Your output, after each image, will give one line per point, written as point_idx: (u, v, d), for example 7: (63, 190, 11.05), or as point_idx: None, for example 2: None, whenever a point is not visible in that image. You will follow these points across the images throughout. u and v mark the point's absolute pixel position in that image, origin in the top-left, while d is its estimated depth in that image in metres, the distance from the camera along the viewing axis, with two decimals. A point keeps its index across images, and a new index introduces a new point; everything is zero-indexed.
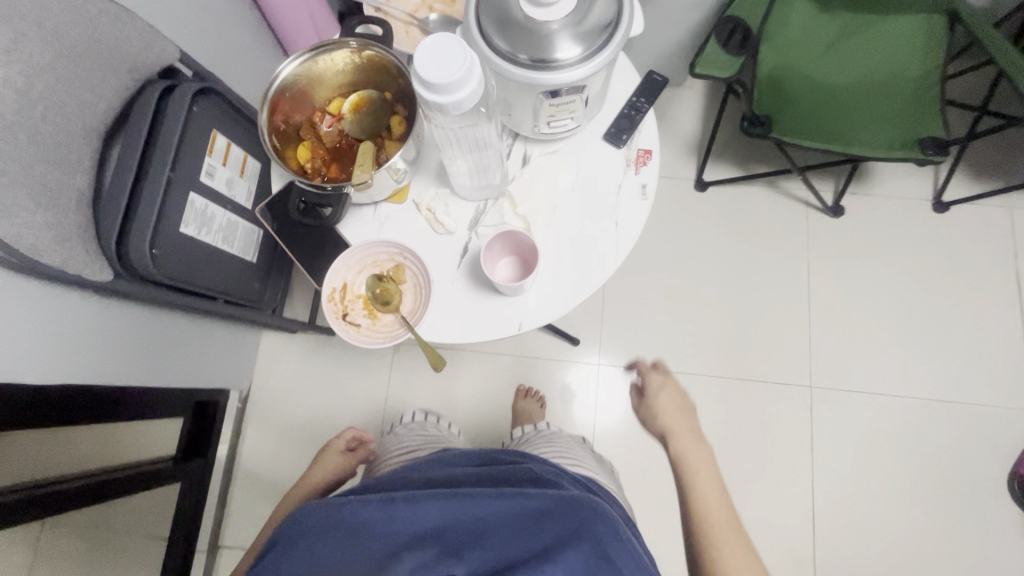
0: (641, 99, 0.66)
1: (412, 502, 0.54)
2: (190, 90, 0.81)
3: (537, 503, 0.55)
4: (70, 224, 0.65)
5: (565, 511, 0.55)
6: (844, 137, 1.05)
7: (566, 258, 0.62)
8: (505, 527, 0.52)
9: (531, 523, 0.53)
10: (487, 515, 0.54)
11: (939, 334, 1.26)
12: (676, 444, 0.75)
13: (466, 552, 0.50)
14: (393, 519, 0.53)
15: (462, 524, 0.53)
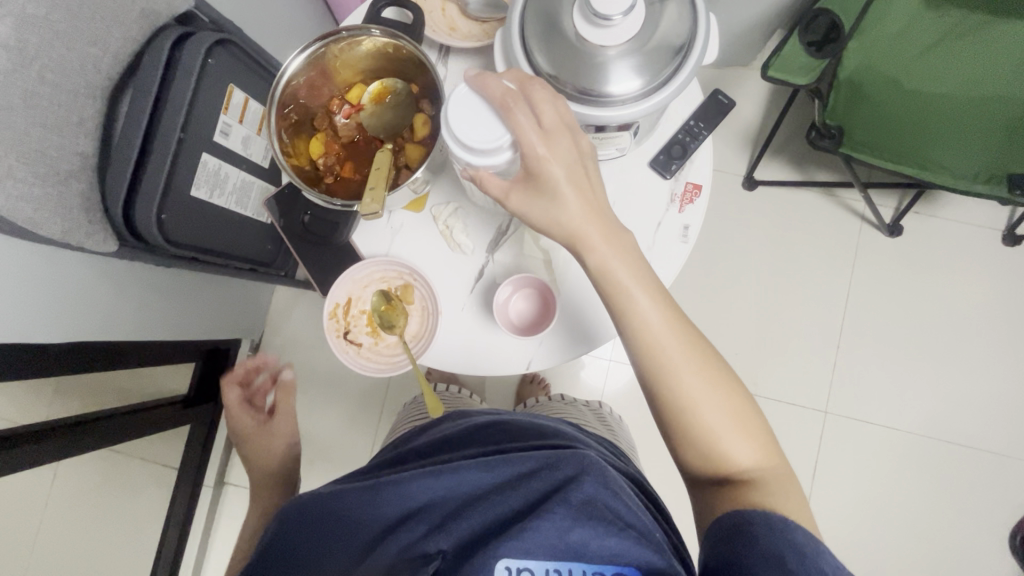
0: (699, 124, 0.58)
1: (392, 484, 0.49)
2: (206, 41, 0.73)
3: (521, 463, 0.49)
4: (69, 192, 0.61)
5: (555, 466, 0.48)
6: (923, 158, 0.93)
7: (585, 297, 0.59)
8: (493, 491, 0.48)
9: (518, 487, 0.48)
10: (472, 484, 0.49)
11: (976, 375, 1.19)
12: (595, 257, 0.50)
13: (452, 525, 0.47)
14: (375, 503, 0.49)
15: (447, 493, 0.49)
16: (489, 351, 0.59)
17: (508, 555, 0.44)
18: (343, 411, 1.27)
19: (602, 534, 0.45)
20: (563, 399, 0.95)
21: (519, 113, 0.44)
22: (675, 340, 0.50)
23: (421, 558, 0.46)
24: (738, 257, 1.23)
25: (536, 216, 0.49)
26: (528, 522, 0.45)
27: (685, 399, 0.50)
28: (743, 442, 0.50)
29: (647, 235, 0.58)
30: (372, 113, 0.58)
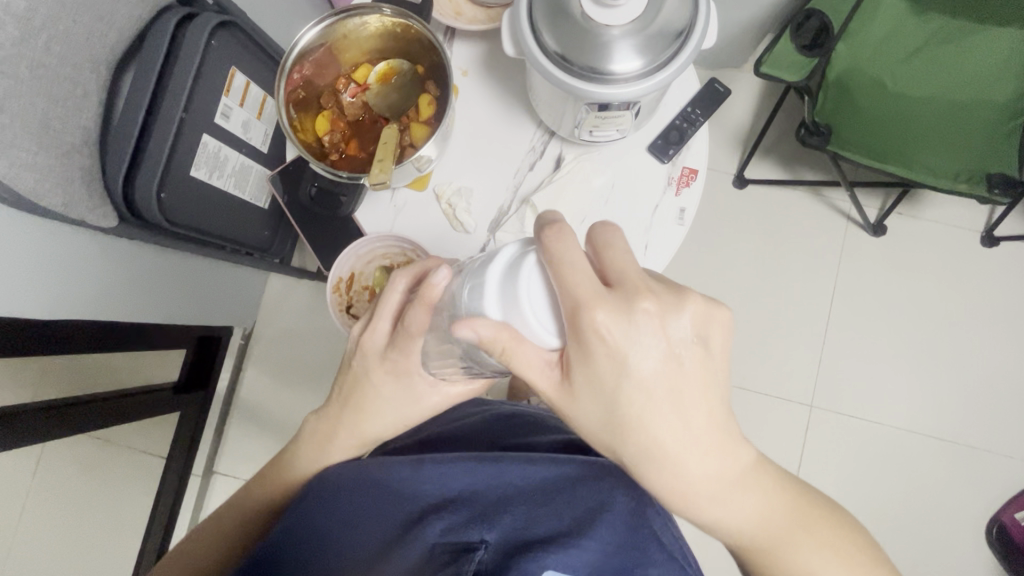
0: (695, 111, 0.60)
1: (437, 462, 0.50)
2: (210, 22, 0.73)
3: (564, 469, 0.50)
4: (71, 165, 0.62)
5: (597, 481, 0.49)
6: (908, 157, 0.96)
7: None
8: (536, 492, 0.47)
9: (562, 492, 0.47)
10: (516, 482, 0.48)
11: (956, 373, 1.23)
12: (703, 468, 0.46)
13: (498, 517, 0.45)
14: (420, 481, 0.49)
15: (490, 485, 0.48)
16: None
17: (554, 566, 0.41)
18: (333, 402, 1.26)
19: (646, 559, 0.44)
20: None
21: (584, 277, 0.38)
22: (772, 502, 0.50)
23: (462, 548, 0.44)
24: (728, 254, 1.26)
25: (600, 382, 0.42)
26: (575, 538, 0.43)
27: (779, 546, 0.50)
28: None
29: (644, 218, 0.60)
30: (377, 93, 0.59)
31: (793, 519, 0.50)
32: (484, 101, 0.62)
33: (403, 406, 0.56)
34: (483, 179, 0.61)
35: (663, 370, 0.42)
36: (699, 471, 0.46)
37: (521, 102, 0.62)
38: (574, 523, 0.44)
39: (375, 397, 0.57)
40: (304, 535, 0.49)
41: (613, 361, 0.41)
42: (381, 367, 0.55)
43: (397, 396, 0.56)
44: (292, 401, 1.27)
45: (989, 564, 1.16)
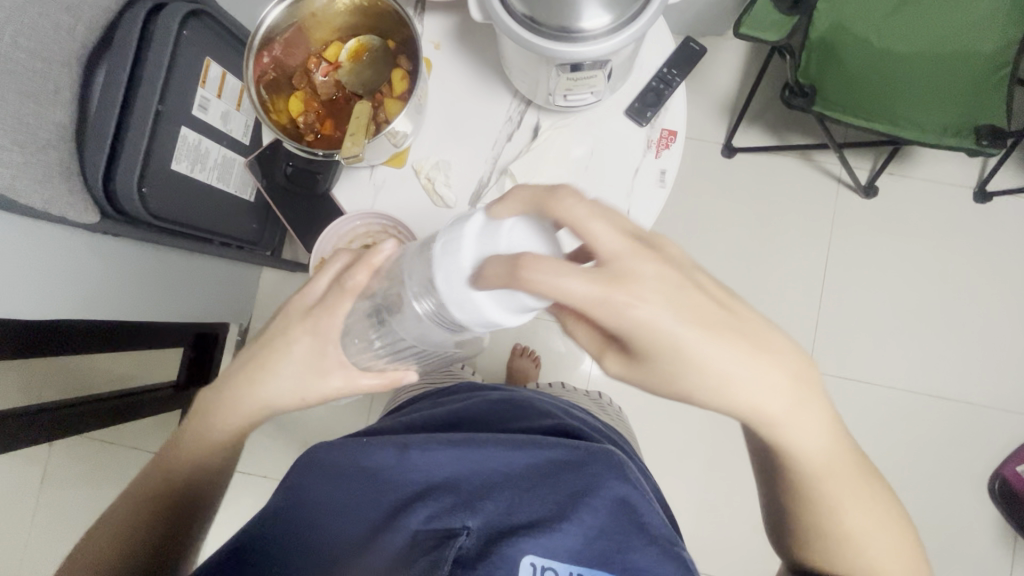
0: (672, 71, 0.60)
1: (421, 448, 0.46)
2: (181, 11, 0.73)
3: (552, 453, 0.47)
4: (49, 162, 0.62)
5: (585, 466, 0.46)
6: (895, 114, 0.95)
7: None
8: (523, 477, 0.46)
9: (549, 478, 0.45)
10: (502, 466, 0.46)
11: (953, 330, 1.23)
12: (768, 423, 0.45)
13: (480, 503, 0.44)
14: (402, 466, 0.46)
15: (475, 470, 0.46)
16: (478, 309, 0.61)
17: (533, 551, 0.41)
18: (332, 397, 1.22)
19: (629, 545, 0.42)
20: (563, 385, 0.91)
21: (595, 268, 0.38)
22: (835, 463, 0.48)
23: (444, 534, 0.42)
24: (720, 224, 1.25)
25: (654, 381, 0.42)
26: (557, 523, 0.42)
27: (833, 491, 0.48)
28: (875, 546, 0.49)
29: (626, 181, 0.60)
30: (349, 71, 0.58)
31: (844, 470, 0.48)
32: (458, 74, 0.61)
33: (332, 364, 0.56)
34: (463, 153, 0.61)
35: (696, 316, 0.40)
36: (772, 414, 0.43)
37: (497, 73, 0.61)
38: (558, 509, 0.43)
39: (275, 365, 0.57)
40: (278, 523, 0.46)
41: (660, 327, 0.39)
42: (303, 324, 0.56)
43: (303, 368, 0.56)
44: None
45: (992, 517, 1.17)
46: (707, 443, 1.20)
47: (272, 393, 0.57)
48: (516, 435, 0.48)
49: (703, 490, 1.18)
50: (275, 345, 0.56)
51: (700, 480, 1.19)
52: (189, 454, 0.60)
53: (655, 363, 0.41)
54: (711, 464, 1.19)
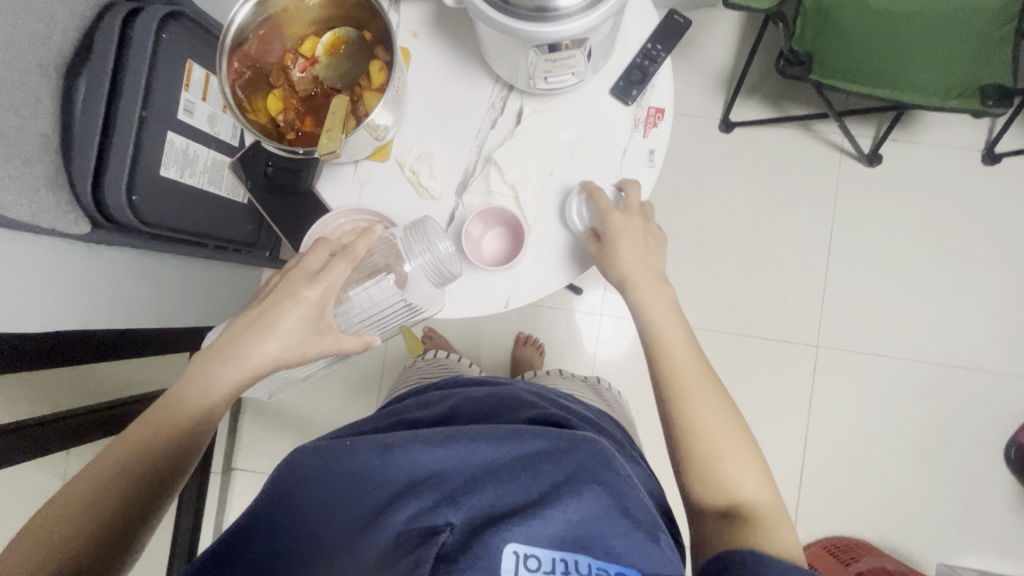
0: (657, 47, 0.60)
1: (404, 448, 0.46)
2: (158, 14, 0.72)
3: (536, 443, 0.47)
4: (35, 174, 0.61)
5: (567, 454, 0.46)
6: (896, 78, 0.92)
7: (552, 229, 0.61)
8: (505, 469, 0.45)
9: (531, 468, 0.45)
10: (485, 460, 0.46)
11: (964, 297, 1.20)
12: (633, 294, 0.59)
13: (463, 498, 0.44)
14: (385, 465, 0.46)
15: (458, 465, 0.46)
16: (463, 294, 0.62)
17: (515, 539, 0.41)
18: (339, 393, 1.23)
19: (612, 532, 0.43)
20: (560, 373, 0.91)
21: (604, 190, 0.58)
22: (695, 370, 0.56)
23: (428, 531, 0.42)
24: (722, 201, 1.23)
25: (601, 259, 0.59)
26: (539, 510, 0.42)
27: (686, 386, 0.55)
28: (743, 468, 0.52)
29: (614, 162, 0.60)
30: (326, 65, 0.57)
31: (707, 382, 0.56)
32: (437, 62, 0.61)
33: (319, 350, 0.57)
34: (445, 143, 0.61)
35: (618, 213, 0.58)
36: (655, 299, 0.59)
37: (476, 59, 0.60)
38: (540, 498, 0.43)
39: (274, 321, 0.55)
40: (261, 530, 0.45)
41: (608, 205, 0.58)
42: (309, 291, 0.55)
43: (303, 323, 0.56)
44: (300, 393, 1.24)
45: (1010, 484, 1.15)
46: None
47: (269, 353, 0.56)
48: (499, 426, 0.48)
49: None
50: (273, 306, 0.56)
51: None
52: (182, 413, 0.56)
53: (613, 245, 0.58)
54: None
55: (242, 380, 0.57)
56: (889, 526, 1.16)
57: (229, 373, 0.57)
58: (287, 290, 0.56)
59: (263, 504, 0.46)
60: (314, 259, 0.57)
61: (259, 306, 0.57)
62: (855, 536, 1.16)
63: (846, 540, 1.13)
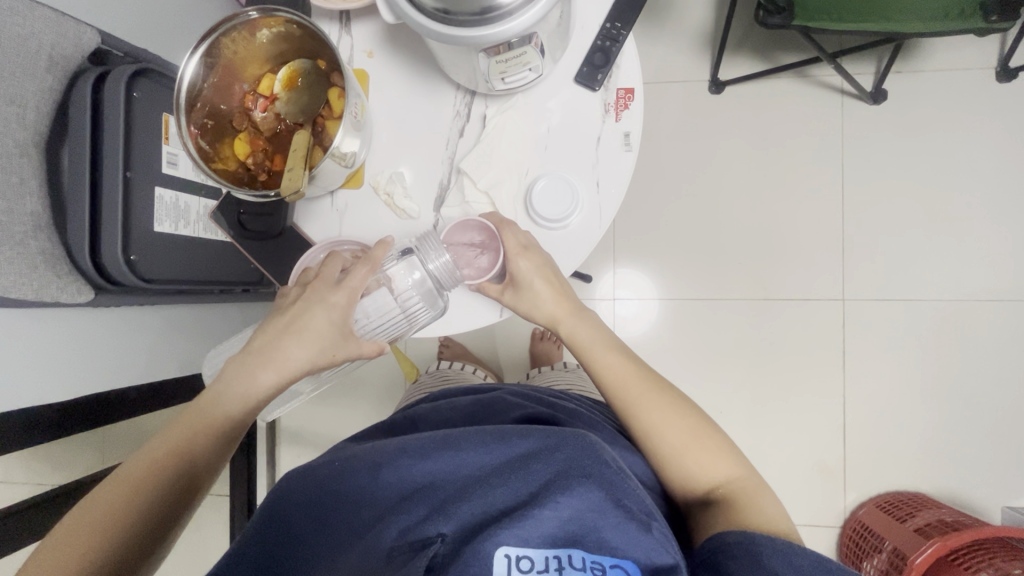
0: (616, 25, 0.58)
1: (392, 465, 0.46)
2: (125, 74, 0.72)
3: (524, 444, 0.46)
4: (30, 252, 0.63)
5: (558, 450, 0.45)
6: (888, 9, 0.87)
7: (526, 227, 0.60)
8: (494, 473, 0.45)
9: (519, 469, 0.44)
10: (473, 465, 0.45)
11: (997, 227, 1.13)
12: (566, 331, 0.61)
13: (454, 507, 0.43)
14: (376, 483, 0.45)
15: (450, 474, 0.45)
16: (466, 310, 0.64)
17: (506, 542, 0.40)
18: (366, 411, 1.23)
19: (605, 525, 0.42)
20: (565, 368, 0.90)
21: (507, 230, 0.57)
22: (643, 387, 0.57)
23: (419, 543, 0.42)
24: (722, 165, 1.19)
25: (523, 306, 0.60)
26: (529, 510, 0.41)
27: (636, 401, 0.57)
28: (715, 460, 0.54)
29: (589, 153, 0.59)
30: (286, 101, 0.57)
31: (658, 389, 0.57)
32: (395, 78, 0.61)
33: (328, 363, 0.58)
34: (417, 160, 0.61)
35: (537, 256, 0.58)
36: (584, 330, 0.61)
37: (435, 70, 0.60)
38: (531, 497, 0.42)
39: (308, 324, 0.56)
40: (249, 559, 0.43)
41: (530, 257, 0.58)
42: (337, 296, 0.55)
43: (336, 325, 0.56)
44: (331, 419, 1.23)
45: None
46: (747, 393, 1.17)
47: (302, 356, 0.57)
48: (487, 430, 0.47)
49: (753, 439, 1.16)
50: (302, 313, 0.56)
51: (747, 431, 1.16)
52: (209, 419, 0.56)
53: (526, 286, 0.58)
54: (754, 411, 1.16)
55: (276, 384, 0.58)
56: (945, 475, 1.11)
57: (268, 376, 0.57)
58: (316, 296, 0.56)
59: (251, 532, 0.44)
60: (331, 270, 0.57)
61: (290, 313, 0.57)
62: (910, 490, 1.11)
63: (901, 496, 1.09)
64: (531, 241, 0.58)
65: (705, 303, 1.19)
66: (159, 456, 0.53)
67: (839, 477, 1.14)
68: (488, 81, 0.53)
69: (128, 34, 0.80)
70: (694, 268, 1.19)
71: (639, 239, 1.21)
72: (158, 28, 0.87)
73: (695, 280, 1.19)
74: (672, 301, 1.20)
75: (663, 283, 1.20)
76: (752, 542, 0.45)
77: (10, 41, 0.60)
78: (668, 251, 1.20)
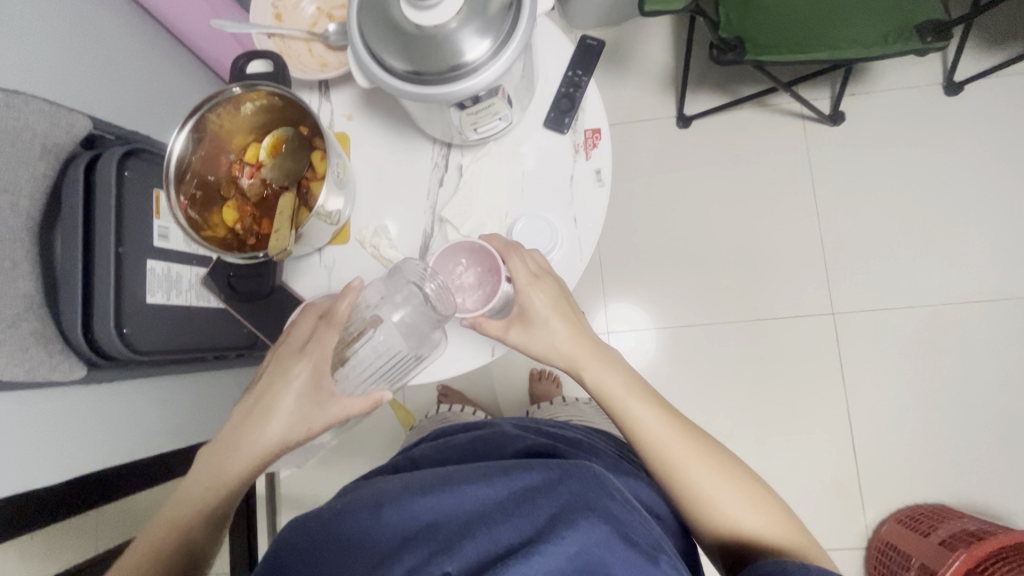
0: (578, 73, 0.62)
1: (394, 504, 0.45)
2: (116, 156, 0.75)
3: (527, 478, 0.46)
4: (22, 333, 0.64)
5: (560, 483, 0.44)
6: (830, 39, 0.93)
7: None
8: (497, 509, 0.44)
9: (522, 504, 0.44)
10: (476, 501, 0.45)
11: (969, 230, 1.16)
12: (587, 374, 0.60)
13: (457, 546, 0.42)
14: (376, 525, 0.44)
15: (452, 512, 0.44)
16: (455, 353, 0.65)
17: None
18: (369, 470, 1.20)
19: (612, 559, 0.41)
20: (564, 403, 0.90)
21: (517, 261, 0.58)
22: (675, 434, 0.56)
23: None
24: (698, 193, 1.23)
25: (536, 343, 0.59)
26: (535, 546, 0.40)
27: (671, 453, 0.55)
28: (750, 505, 0.54)
29: (564, 191, 0.61)
30: (272, 168, 0.59)
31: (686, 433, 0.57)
32: (375, 138, 0.64)
33: (304, 436, 0.57)
34: (400, 212, 0.63)
35: (550, 289, 0.58)
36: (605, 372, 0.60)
37: (412, 127, 0.63)
38: (536, 534, 0.41)
39: (277, 399, 0.57)
40: None
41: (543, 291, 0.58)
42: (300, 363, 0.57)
43: (303, 402, 0.57)
44: (332, 481, 1.20)
45: None
46: (751, 416, 1.16)
47: (276, 432, 0.57)
48: (489, 465, 0.47)
49: (764, 463, 1.14)
50: (272, 387, 0.57)
51: (757, 455, 1.14)
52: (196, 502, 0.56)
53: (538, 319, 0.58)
54: (761, 435, 1.15)
55: (254, 461, 0.57)
56: (962, 483, 1.09)
57: (244, 456, 0.57)
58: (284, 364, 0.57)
59: None
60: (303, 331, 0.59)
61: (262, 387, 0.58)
62: (930, 502, 1.09)
63: (922, 509, 1.06)
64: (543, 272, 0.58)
65: (699, 329, 1.20)
66: (150, 548, 0.53)
67: (855, 495, 1.11)
68: (462, 131, 0.56)
69: (118, 118, 0.84)
70: (683, 296, 1.21)
71: (627, 271, 1.23)
72: (147, 110, 0.91)
73: (686, 306, 1.21)
74: (666, 330, 1.20)
75: (655, 312, 1.21)
76: (785, 571, 0.45)
77: (5, 133, 0.63)
78: (657, 281, 1.22)
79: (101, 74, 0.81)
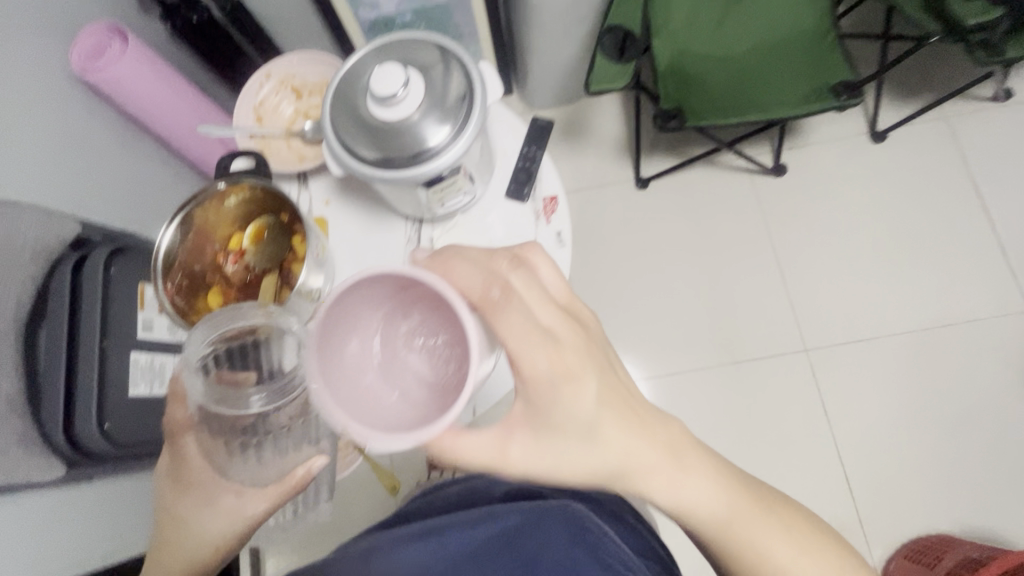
0: (533, 148, 0.69)
1: (391, 556, 0.54)
2: (103, 254, 0.79)
3: (506, 521, 0.56)
4: (3, 435, 0.64)
5: (536, 525, 0.55)
6: (758, 103, 1.05)
7: None
8: (480, 551, 0.54)
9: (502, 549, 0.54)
10: (461, 545, 0.55)
11: (918, 260, 1.24)
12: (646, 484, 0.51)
13: None
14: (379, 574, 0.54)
15: (441, 559, 0.54)
16: None
17: None
18: None
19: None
20: None
21: (524, 347, 0.45)
22: (735, 494, 0.52)
23: None
24: (663, 247, 1.31)
25: (550, 456, 0.48)
26: None
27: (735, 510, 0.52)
28: (811, 548, 0.52)
29: None
30: (254, 253, 0.63)
31: (741, 490, 0.53)
32: (352, 219, 0.69)
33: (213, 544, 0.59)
34: None
35: (572, 380, 0.47)
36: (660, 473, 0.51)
37: (384, 206, 0.68)
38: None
39: (182, 515, 0.59)
40: None
41: (569, 387, 0.46)
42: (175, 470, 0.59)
43: (202, 502, 0.59)
44: None
45: None
46: (743, 460, 1.16)
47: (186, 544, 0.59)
48: (470, 516, 0.57)
49: None
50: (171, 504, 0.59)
51: None
52: None
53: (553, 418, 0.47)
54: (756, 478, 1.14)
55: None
56: (959, 509, 1.10)
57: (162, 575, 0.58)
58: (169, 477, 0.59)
59: None
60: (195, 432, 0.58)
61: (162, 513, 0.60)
62: (933, 533, 1.08)
63: (925, 540, 1.05)
64: (560, 357, 0.46)
65: (681, 376, 1.22)
66: None
67: (858, 532, 1.10)
68: (431, 208, 0.61)
69: (105, 219, 0.88)
70: (661, 344, 1.25)
71: (605, 325, 1.27)
72: (133, 209, 0.96)
73: (665, 354, 1.24)
74: (649, 379, 1.23)
75: (636, 363, 1.24)
76: None
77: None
78: (635, 333, 1.26)
79: (91, 180, 0.86)
